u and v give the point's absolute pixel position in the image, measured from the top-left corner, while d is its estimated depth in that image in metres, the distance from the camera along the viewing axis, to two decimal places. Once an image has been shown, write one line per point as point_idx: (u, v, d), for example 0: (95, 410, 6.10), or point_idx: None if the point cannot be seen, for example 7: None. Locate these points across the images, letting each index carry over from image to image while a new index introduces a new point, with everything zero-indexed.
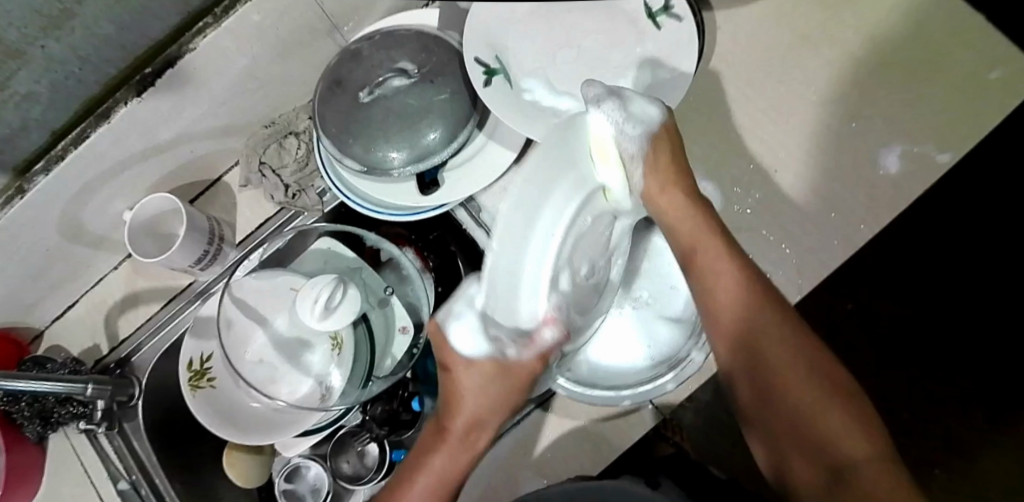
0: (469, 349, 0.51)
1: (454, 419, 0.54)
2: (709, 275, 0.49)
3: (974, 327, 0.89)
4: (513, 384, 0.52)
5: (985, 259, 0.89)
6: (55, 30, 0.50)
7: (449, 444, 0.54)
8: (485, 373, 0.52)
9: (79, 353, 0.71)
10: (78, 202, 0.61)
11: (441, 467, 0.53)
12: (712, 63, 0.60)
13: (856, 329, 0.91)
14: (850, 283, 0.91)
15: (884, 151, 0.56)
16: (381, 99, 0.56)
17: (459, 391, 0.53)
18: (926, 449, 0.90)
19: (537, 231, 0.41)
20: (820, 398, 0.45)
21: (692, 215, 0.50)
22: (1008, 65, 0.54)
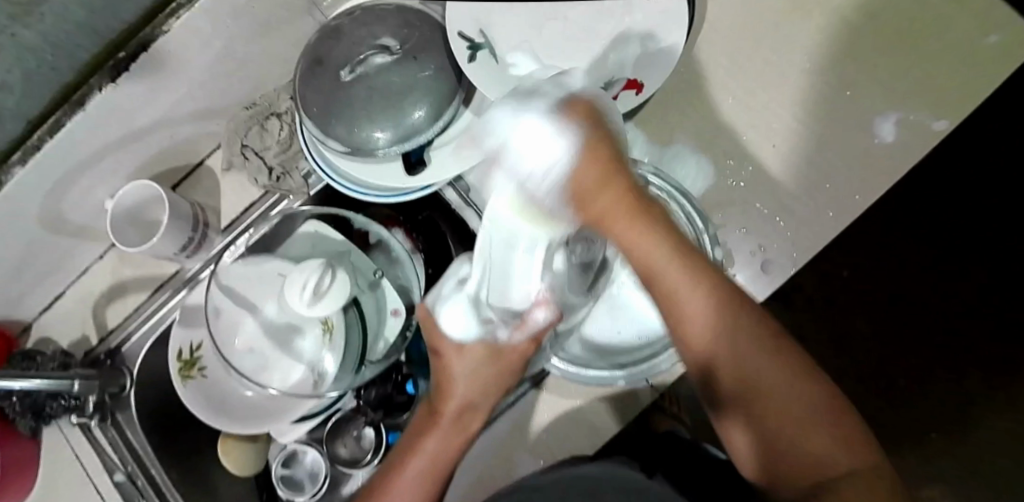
0: (459, 331, 0.52)
1: (447, 405, 0.54)
2: (676, 307, 0.44)
3: (970, 295, 0.89)
4: (505, 367, 0.53)
5: (980, 227, 0.88)
6: (23, 16, 0.48)
7: (441, 431, 0.53)
8: (477, 356, 0.53)
9: (68, 345, 0.70)
10: (58, 192, 0.59)
11: (434, 449, 0.53)
12: (703, 33, 0.58)
13: (851, 301, 0.90)
14: (845, 255, 0.90)
15: (880, 119, 0.55)
16: (363, 78, 0.54)
17: (450, 374, 0.53)
18: (924, 417, 0.90)
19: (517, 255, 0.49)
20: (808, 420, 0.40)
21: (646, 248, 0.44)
22: (1010, 28, 0.52)
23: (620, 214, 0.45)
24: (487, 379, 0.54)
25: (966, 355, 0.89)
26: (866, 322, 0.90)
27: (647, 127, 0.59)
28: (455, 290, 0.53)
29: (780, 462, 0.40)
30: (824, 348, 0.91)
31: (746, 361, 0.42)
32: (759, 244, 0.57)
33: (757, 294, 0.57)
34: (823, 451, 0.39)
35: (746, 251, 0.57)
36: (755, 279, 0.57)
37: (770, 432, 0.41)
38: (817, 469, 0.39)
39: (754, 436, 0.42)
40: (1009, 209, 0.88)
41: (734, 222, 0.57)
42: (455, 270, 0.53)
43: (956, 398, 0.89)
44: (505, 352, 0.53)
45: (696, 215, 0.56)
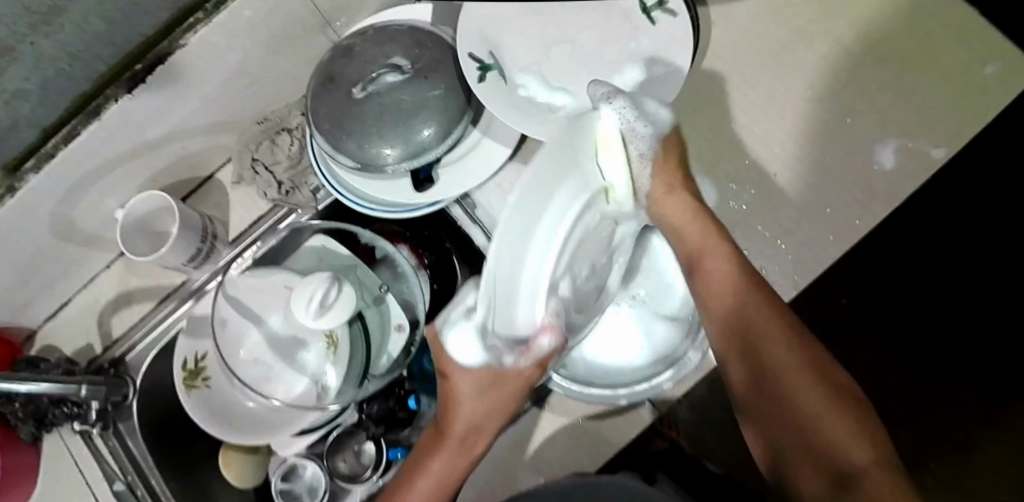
0: (467, 358, 0.53)
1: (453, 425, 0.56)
2: (709, 281, 0.50)
3: (972, 321, 0.89)
4: (507, 393, 0.54)
5: (981, 254, 0.89)
6: (44, 26, 0.49)
7: (451, 450, 0.56)
8: (481, 380, 0.54)
9: (73, 353, 0.71)
10: (69, 201, 0.60)
11: (442, 469, 0.55)
12: (706, 59, 0.59)
13: (852, 323, 0.91)
14: (845, 277, 0.91)
15: (880, 146, 0.55)
16: (374, 96, 0.55)
17: (457, 395, 0.55)
18: (925, 442, 0.89)
19: (535, 240, 0.44)
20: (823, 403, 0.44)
21: (695, 220, 0.51)
22: (1007, 58, 0.53)
23: (680, 192, 0.53)
24: (492, 404, 0.55)
25: (966, 381, 0.89)
26: (866, 345, 0.90)
27: None
28: (462, 317, 0.52)
29: (795, 451, 0.44)
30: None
31: (767, 350, 0.46)
32: (759, 267, 0.57)
33: None
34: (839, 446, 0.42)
35: None
36: None
37: (790, 429, 0.45)
38: (839, 462, 0.42)
39: (775, 434, 0.46)
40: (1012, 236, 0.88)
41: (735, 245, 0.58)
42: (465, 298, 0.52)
43: (956, 423, 0.88)
44: (507, 376, 0.52)
45: None
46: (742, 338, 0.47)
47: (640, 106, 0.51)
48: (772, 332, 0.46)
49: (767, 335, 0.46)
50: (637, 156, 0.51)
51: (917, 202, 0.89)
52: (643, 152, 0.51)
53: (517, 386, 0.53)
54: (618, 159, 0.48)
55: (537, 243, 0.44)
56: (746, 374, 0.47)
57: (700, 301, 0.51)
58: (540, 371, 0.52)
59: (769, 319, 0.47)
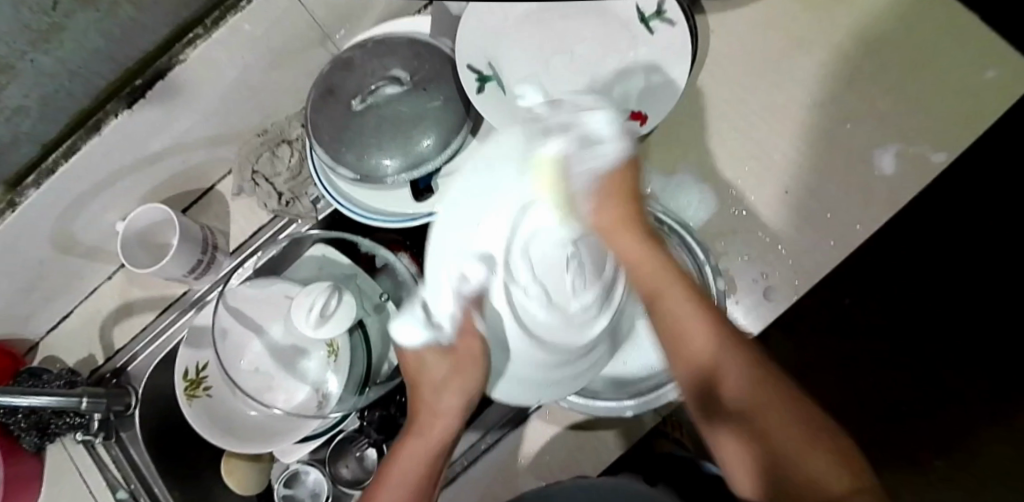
0: (411, 342, 0.59)
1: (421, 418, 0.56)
2: (677, 321, 0.47)
3: (985, 323, 0.86)
4: (460, 367, 0.56)
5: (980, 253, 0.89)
6: (44, 43, 0.49)
7: (424, 444, 0.54)
8: (433, 355, 0.58)
9: (76, 364, 0.71)
10: (71, 215, 0.60)
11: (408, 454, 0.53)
12: (705, 67, 0.59)
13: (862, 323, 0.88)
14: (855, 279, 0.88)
15: (880, 153, 0.56)
16: (373, 108, 0.55)
17: (420, 373, 0.58)
18: None
19: (458, 248, 0.55)
20: (804, 433, 0.42)
21: (657, 258, 0.50)
22: (1003, 66, 0.53)
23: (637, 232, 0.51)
24: (454, 382, 0.56)
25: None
26: None
27: (652, 157, 0.60)
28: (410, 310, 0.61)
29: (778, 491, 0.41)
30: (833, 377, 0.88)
31: (743, 382, 0.44)
32: (760, 273, 0.57)
33: (757, 322, 0.57)
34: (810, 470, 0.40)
35: (748, 279, 0.58)
36: (756, 306, 0.57)
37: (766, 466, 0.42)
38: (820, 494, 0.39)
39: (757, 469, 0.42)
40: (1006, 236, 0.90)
41: (737, 252, 0.58)
42: (418, 296, 0.61)
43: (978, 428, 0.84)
44: (455, 348, 0.56)
45: (697, 246, 0.57)
46: (716, 370, 0.45)
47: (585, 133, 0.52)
48: (738, 374, 0.44)
49: (733, 379, 0.45)
50: (572, 176, 0.52)
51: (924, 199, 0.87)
52: (585, 177, 0.52)
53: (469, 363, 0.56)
54: (546, 177, 0.53)
55: (468, 234, 0.55)
56: (727, 405, 0.44)
57: (669, 345, 0.48)
58: (477, 344, 0.55)
59: (740, 365, 0.45)
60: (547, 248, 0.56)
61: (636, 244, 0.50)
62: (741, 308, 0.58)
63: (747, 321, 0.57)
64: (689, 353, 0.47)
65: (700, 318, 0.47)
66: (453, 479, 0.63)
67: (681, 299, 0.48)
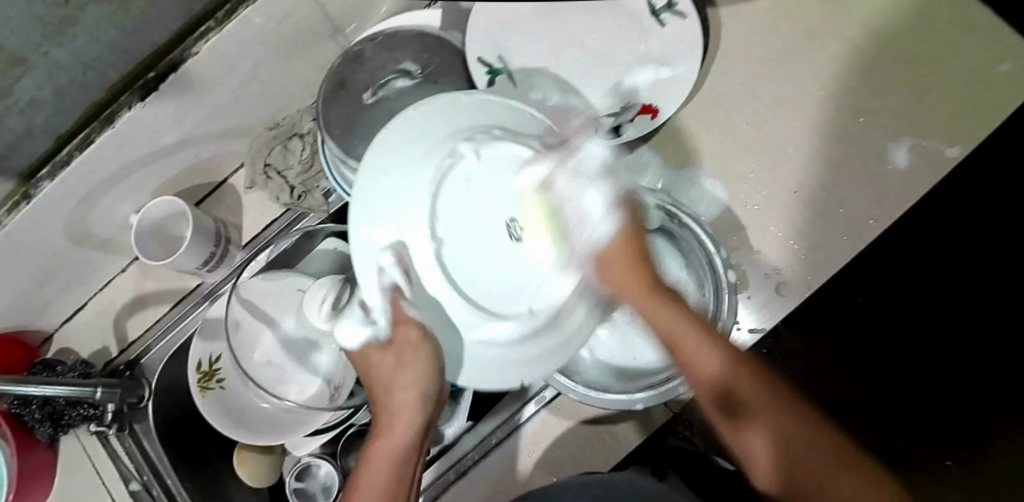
0: (357, 342, 0.56)
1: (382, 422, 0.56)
2: (690, 359, 0.49)
3: None
4: (407, 357, 0.54)
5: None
6: (57, 37, 0.49)
7: (383, 448, 0.54)
8: (380, 352, 0.56)
9: (90, 355, 0.72)
10: (85, 207, 0.61)
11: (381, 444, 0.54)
12: (716, 61, 0.59)
13: None
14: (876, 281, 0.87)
15: (893, 146, 0.55)
16: (384, 101, 0.58)
17: (373, 370, 0.58)
18: None
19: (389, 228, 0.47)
20: (823, 444, 0.45)
21: (662, 304, 0.51)
22: (1019, 58, 0.53)
23: (635, 270, 0.53)
24: (406, 373, 0.55)
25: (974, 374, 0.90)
26: None
27: (663, 150, 0.60)
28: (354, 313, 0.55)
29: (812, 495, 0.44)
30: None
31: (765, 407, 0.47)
32: (772, 268, 0.57)
33: (768, 317, 0.58)
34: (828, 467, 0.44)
35: (759, 273, 0.57)
36: (768, 301, 0.57)
37: (797, 475, 0.45)
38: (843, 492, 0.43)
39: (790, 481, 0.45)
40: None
41: (748, 246, 0.58)
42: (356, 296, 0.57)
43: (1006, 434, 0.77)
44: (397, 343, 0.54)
45: (708, 238, 0.56)
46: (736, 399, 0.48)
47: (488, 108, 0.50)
48: (758, 404, 0.47)
49: (746, 392, 0.48)
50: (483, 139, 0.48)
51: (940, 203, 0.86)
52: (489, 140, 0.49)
53: (412, 348, 0.53)
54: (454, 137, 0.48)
55: (400, 215, 0.47)
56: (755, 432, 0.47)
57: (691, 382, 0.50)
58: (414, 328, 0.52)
59: (744, 382, 0.48)
60: (478, 224, 0.49)
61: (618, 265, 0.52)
62: (752, 303, 0.58)
63: (759, 314, 0.57)
64: (710, 388, 0.49)
65: (713, 354, 0.49)
66: (463, 473, 0.63)
67: (691, 337, 0.50)
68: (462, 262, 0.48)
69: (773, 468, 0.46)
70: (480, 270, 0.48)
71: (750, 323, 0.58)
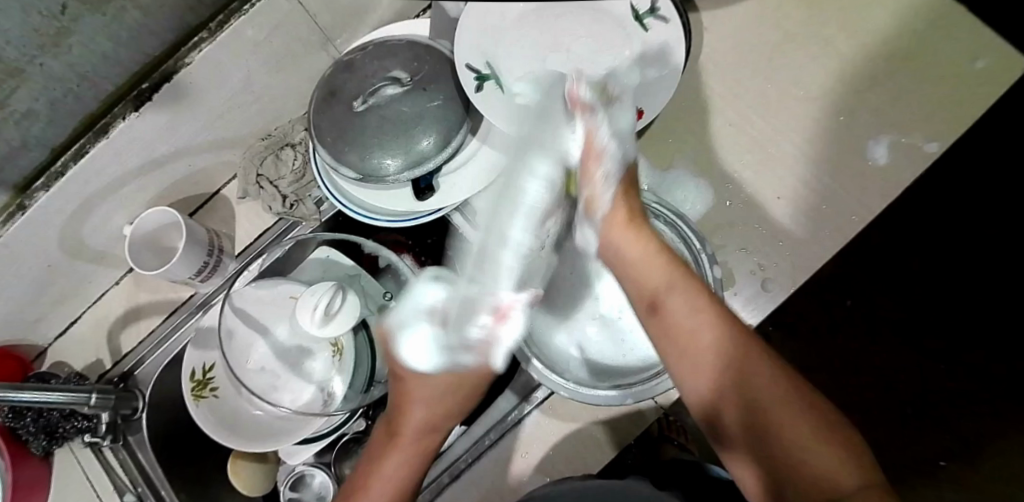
0: (420, 358, 0.59)
1: (413, 402, 0.60)
2: (678, 318, 0.47)
3: None
4: (463, 387, 0.60)
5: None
6: (53, 48, 0.50)
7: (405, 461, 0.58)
8: (443, 382, 0.60)
9: (83, 368, 0.72)
10: (79, 218, 0.62)
11: (401, 461, 0.57)
12: (698, 64, 0.60)
13: None
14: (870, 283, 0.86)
15: (872, 143, 0.56)
16: (374, 107, 0.57)
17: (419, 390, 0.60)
18: None
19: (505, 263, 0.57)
20: (803, 417, 0.41)
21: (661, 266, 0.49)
22: (991, 55, 0.54)
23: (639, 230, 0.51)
24: (457, 396, 0.61)
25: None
26: None
27: (648, 153, 0.61)
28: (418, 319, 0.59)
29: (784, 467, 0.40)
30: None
31: (747, 371, 0.44)
32: (757, 265, 0.58)
33: (756, 314, 0.58)
34: (806, 455, 0.40)
35: (745, 270, 0.58)
36: (754, 297, 0.58)
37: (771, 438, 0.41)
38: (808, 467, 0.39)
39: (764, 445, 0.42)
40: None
41: (732, 244, 0.58)
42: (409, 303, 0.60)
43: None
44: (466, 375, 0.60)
45: (692, 236, 0.57)
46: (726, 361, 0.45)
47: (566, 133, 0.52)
48: (754, 372, 0.44)
49: (738, 370, 0.44)
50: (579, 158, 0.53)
51: None
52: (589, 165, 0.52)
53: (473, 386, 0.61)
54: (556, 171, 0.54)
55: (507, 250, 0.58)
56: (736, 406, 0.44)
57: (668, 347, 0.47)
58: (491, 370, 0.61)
59: (760, 380, 0.43)
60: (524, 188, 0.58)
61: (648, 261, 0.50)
62: (738, 301, 0.58)
63: (745, 312, 0.58)
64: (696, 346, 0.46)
65: (701, 312, 0.46)
66: (457, 476, 0.63)
67: (685, 293, 0.47)
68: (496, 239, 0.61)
69: (752, 459, 0.43)
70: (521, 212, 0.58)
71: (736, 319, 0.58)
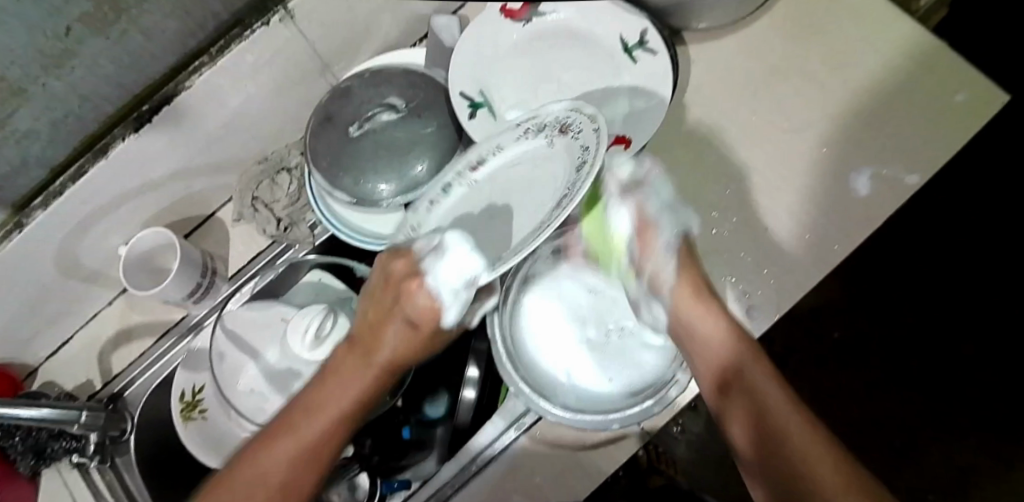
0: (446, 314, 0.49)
1: (384, 350, 0.50)
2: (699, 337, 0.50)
3: (943, 352, 0.94)
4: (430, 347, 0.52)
5: (940, 279, 0.95)
6: (56, 69, 0.51)
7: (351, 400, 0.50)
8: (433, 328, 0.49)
9: (73, 389, 0.71)
10: (76, 237, 0.62)
11: (349, 395, 0.50)
12: (686, 96, 0.62)
13: (836, 353, 0.96)
14: (835, 314, 0.96)
15: (855, 174, 0.57)
16: (370, 133, 0.58)
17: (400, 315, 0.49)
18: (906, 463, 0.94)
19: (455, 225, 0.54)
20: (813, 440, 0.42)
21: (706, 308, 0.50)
22: (971, 89, 0.56)
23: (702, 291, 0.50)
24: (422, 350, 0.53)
25: (947, 404, 0.94)
26: (859, 384, 0.95)
27: None
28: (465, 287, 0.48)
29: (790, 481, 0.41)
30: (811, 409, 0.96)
31: (757, 385, 0.46)
32: (743, 292, 0.57)
33: None
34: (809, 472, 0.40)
35: (730, 298, 0.57)
36: (740, 324, 0.57)
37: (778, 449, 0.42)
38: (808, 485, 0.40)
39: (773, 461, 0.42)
40: (971, 264, 0.95)
41: (720, 272, 0.58)
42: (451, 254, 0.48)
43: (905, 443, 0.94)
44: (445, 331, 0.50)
45: None
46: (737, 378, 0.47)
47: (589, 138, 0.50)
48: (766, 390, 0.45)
49: (752, 382, 0.46)
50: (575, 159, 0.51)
51: (886, 237, 0.96)
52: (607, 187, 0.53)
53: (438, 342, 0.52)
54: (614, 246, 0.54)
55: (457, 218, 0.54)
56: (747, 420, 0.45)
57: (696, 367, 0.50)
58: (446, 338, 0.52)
59: (773, 394, 0.45)
60: (547, 176, 0.53)
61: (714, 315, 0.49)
62: None
63: None
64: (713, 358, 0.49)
65: (721, 331, 0.49)
66: None
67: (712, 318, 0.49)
68: (506, 222, 0.53)
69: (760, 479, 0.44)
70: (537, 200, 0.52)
71: None
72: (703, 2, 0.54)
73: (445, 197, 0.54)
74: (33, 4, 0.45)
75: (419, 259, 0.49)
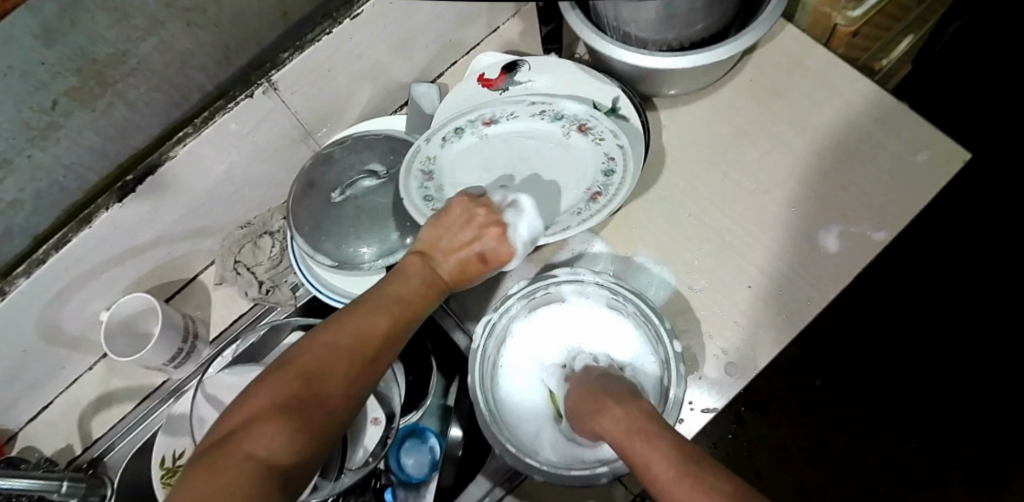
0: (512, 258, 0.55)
1: (446, 270, 0.52)
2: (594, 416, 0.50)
3: (927, 397, 0.95)
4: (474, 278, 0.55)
5: (914, 323, 0.97)
6: (42, 141, 0.52)
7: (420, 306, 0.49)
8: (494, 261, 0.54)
9: (52, 454, 0.70)
10: (58, 303, 0.62)
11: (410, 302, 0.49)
12: (659, 157, 0.64)
13: (822, 405, 0.96)
14: (815, 360, 0.98)
15: (824, 231, 0.58)
16: (351, 199, 0.60)
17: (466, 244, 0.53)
18: None
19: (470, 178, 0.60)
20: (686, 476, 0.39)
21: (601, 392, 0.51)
22: (931, 149, 0.58)
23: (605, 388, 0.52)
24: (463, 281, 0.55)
25: (934, 450, 0.93)
26: (843, 430, 0.95)
27: (614, 241, 0.63)
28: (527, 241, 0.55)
29: None
30: (800, 456, 0.95)
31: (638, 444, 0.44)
32: (720, 349, 0.57)
33: (722, 396, 0.56)
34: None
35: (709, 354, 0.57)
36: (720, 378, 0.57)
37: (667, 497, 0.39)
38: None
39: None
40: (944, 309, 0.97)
41: (698, 328, 0.58)
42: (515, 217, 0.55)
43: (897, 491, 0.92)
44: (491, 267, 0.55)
45: (654, 313, 0.56)
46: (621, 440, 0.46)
47: (623, 169, 0.57)
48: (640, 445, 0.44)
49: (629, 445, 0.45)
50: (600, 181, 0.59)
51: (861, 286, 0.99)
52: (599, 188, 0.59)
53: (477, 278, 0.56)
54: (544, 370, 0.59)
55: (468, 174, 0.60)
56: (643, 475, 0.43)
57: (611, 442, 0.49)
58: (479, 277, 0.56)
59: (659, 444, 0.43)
60: (564, 159, 0.60)
61: (615, 414, 0.48)
62: (704, 383, 0.57)
63: (714, 394, 0.56)
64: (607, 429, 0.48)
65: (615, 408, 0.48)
66: None
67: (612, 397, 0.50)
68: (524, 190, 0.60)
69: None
70: (559, 175, 0.60)
71: (705, 402, 0.56)
72: (670, 72, 0.56)
73: (456, 138, 0.60)
74: (22, 78, 0.47)
75: (499, 210, 0.55)
